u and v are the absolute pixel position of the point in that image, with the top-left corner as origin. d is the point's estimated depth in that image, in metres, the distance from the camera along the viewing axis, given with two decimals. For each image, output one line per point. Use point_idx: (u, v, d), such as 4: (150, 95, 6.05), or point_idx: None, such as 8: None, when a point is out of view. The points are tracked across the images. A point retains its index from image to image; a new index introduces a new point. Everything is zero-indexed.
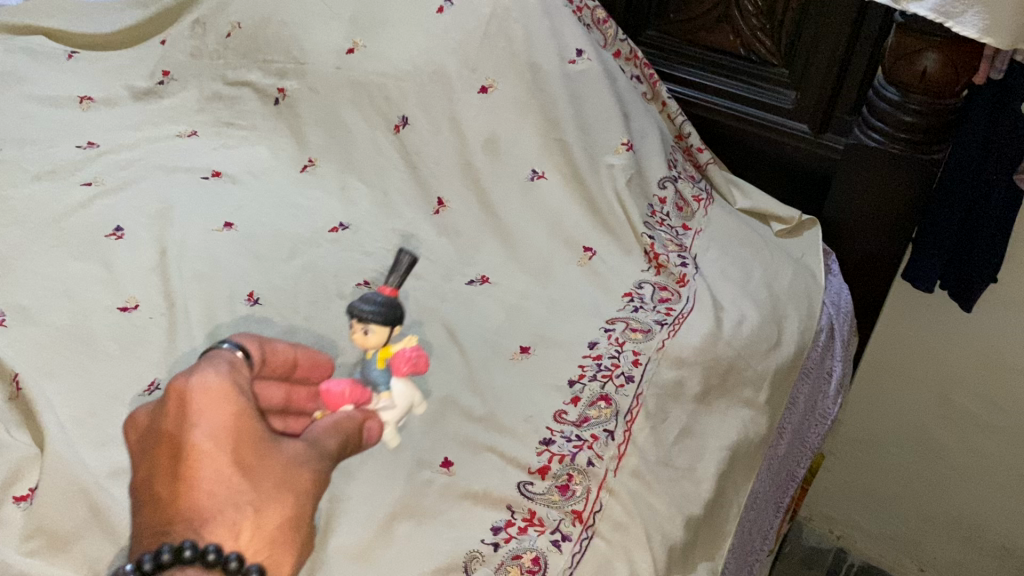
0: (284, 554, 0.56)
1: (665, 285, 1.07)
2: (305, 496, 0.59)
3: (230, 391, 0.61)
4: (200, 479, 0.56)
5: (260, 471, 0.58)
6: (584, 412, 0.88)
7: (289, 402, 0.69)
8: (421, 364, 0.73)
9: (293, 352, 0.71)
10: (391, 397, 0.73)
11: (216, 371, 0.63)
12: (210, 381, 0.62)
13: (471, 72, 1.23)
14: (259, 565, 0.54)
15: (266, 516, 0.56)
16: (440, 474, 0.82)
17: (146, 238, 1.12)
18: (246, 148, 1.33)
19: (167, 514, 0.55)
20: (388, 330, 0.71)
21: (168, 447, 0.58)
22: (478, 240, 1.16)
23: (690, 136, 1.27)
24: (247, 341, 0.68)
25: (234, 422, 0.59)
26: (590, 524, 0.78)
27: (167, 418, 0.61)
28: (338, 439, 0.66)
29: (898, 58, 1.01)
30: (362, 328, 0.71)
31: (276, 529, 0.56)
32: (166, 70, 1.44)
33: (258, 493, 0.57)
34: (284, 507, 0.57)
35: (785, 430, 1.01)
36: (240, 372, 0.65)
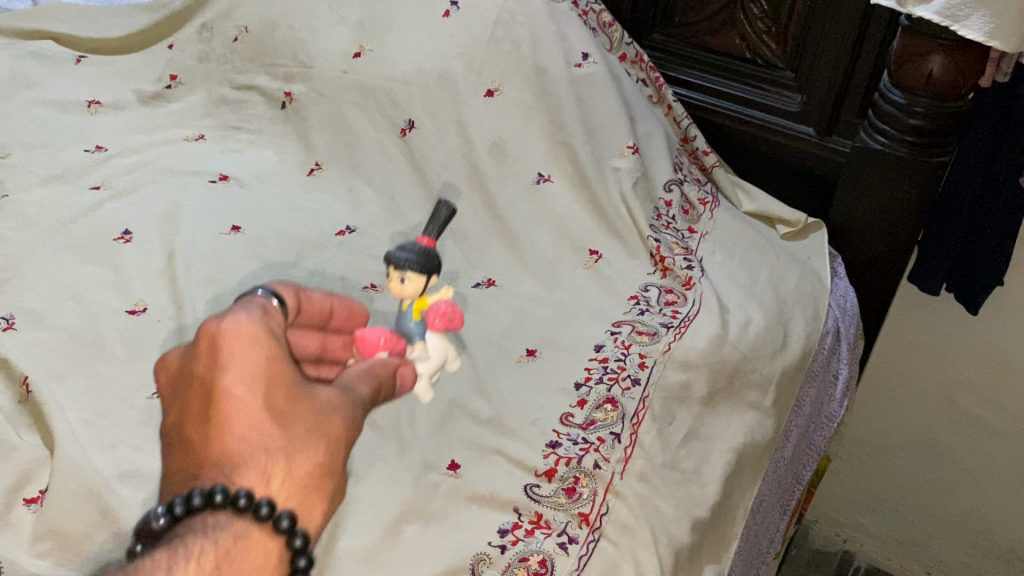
0: (316, 501, 0.55)
1: (671, 288, 1.07)
2: (339, 444, 0.57)
3: (263, 331, 0.58)
4: (232, 425, 0.54)
5: (293, 418, 0.56)
6: (591, 414, 0.88)
7: (324, 351, 0.73)
8: (455, 321, 0.76)
9: (330, 302, 0.72)
10: (426, 348, 0.76)
11: (248, 313, 0.59)
12: (242, 322, 0.58)
13: (477, 75, 1.23)
14: (290, 513, 0.52)
15: (298, 464, 0.55)
16: (446, 477, 0.82)
17: (155, 241, 1.13)
18: (253, 152, 1.33)
19: (198, 459, 0.54)
20: (424, 279, 0.72)
21: (200, 388, 0.56)
22: (484, 243, 1.16)
23: (696, 139, 1.27)
24: (283, 289, 0.66)
25: (267, 366, 0.57)
26: (596, 526, 0.79)
27: (198, 360, 0.58)
28: (373, 386, 0.64)
29: (903, 61, 1.01)
30: (399, 276, 0.71)
31: (308, 477, 0.55)
32: (173, 75, 1.45)
33: (289, 440, 0.55)
34: (316, 454, 0.55)
35: (792, 433, 1.01)
36: (273, 313, 0.62)
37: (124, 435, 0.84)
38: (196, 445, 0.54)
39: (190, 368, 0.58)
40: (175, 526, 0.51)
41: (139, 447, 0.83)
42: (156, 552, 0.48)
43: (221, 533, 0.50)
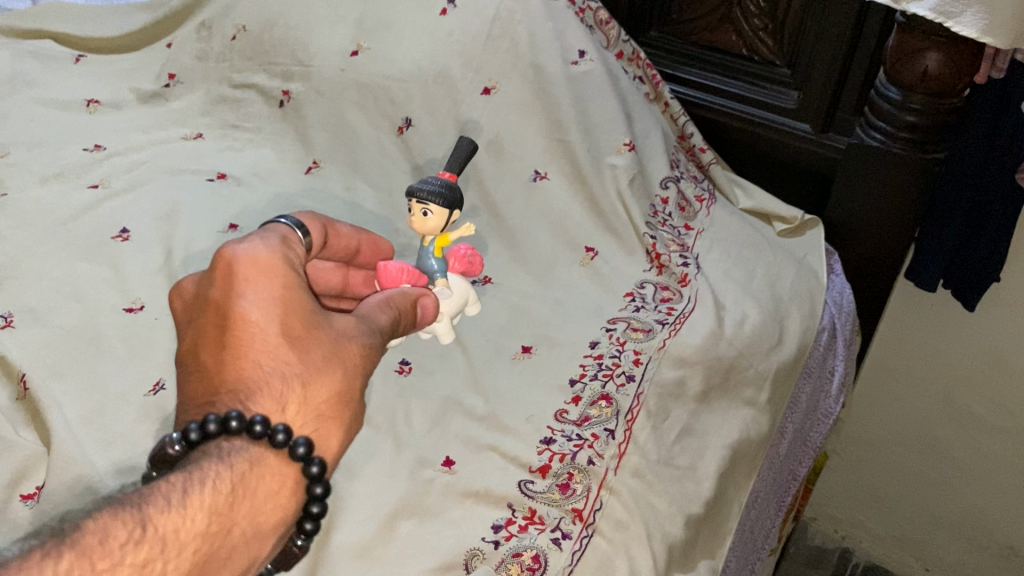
0: (329, 423, 0.64)
1: (667, 285, 1.07)
2: (352, 368, 0.66)
3: (277, 261, 0.66)
4: (253, 349, 0.62)
5: (309, 343, 0.64)
6: (585, 411, 0.89)
7: (346, 286, 0.84)
8: (474, 265, 0.88)
9: (356, 239, 0.81)
10: (448, 284, 0.87)
11: (265, 244, 0.67)
12: (259, 253, 0.66)
13: (475, 73, 1.23)
14: (305, 435, 0.61)
15: (313, 389, 0.63)
16: (441, 473, 0.82)
17: (153, 239, 1.13)
18: (252, 151, 1.34)
19: (217, 382, 0.62)
20: (447, 215, 0.84)
21: (221, 315, 0.64)
22: (481, 241, 1.17)
23: (693, 136, 1.27)
24: (310, 223, 0.74)
25: (283, 294, 0.64)
26: (590, 522, 0.79)
27: (218, 287, 0.66)
28: (390, 315, 0.72)
29: (899, 58, 1.02)
30: (424, 212, 0.83)
31: (322, 401, 0.64)
32: (171, 73, 1.46)
33: (305, 365, 0.63)
34: (330, 379, 0.64)
35: (787, 429, 1.01)
36: (291, 244, 0.70)
37: (120, 432, 0.84)
38: (218, 367, 0.63)
39: (212, 294, 0.65)
40: (192, 449, 0.59)
41: (135, 444, 0.83)
42: (173, 474, 0.55)
43: (237, 456, 0.58)
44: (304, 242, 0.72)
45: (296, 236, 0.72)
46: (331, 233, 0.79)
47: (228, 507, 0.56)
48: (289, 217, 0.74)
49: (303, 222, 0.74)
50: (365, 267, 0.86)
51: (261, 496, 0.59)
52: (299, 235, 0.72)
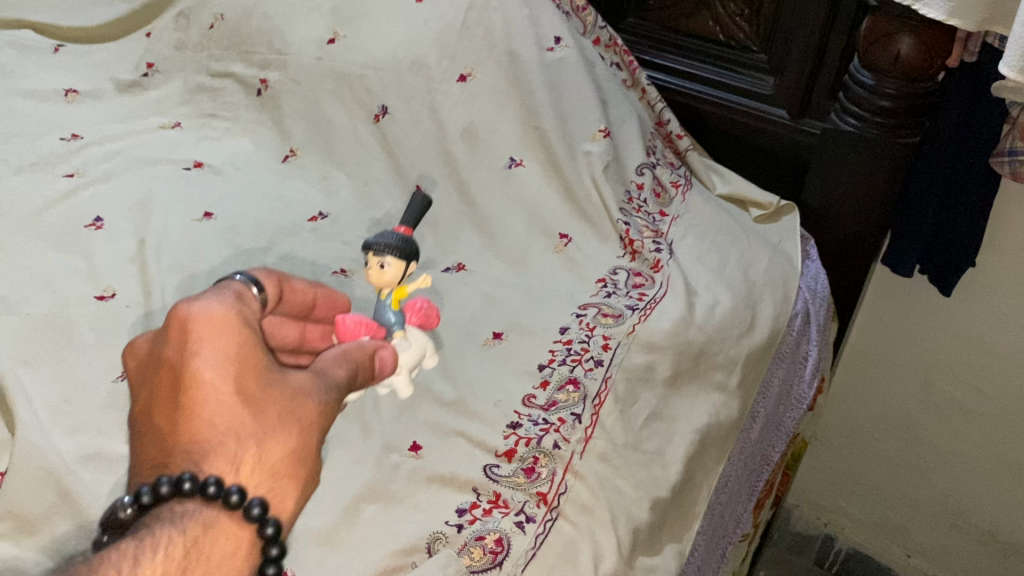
0: (288, 487, 0.56)
1: (639, 271, 1.07)
2: (311, 429, 0.58)
3: (234, 317, 0.59)
4: (205, 409, 0.55)
5: (266, 402, 0.57)
6: (553, 396, 0.89)
7: (302, 341, 0.74)
8: (431, 317, 0.77)
9: (313, 293, 0.73)
10: (406, 337, 0.75)
11: (220, 300, 0.59)
12: (214, 310, 0.59)
13: (450, 61, 1.23)
14: (261, 500, 0.54)
15: (269, 449, 0.56)
16: (407, 458, 0.82)
17: (126, 228, 1.13)
18: (229, 141, 1.34)
19: (167, 446, 0.54)
20: (404, 266, 0.72)
21: (172, 372, 0.56)
22: (455, 229, 1.17)
23: (670, 123, 1.27)
24: (264, 278, 0.66)
25: (239, 350, 0.57)
26: (554, 506, 0.79)
27: (168, 346, 0.58)
28: (349, 368, 0.63)
29: (872, 43, 1.01)
30: (379, 261, 0.72)
31: (278, 462, 0.56)
32: (150, 62, 1.45)
33: (261, 425, 0.56)
34: (287, 439, 0.57)
35: (758, 415, 1.01)
36: (247, 299, 0.62)
37: (86, 419, 0.84)
38: (168, 429, 0.55)
39: (164, 352, 0.58)
40: (142, 516, 0.51)
41: (100, 431, 0.83)
42: (121, 543, 0.48)
43: (190, 521, 0.51)
44: (258, 298, 0.64)
45: (251, 291, 0.64)
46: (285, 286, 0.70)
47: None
48: (243, 273, 0.66)
49: (257, 279, 0.66)
50: (322, 322, 0.76)
51: (217, 565, 0.51)
52: (256, 290, 0.64)
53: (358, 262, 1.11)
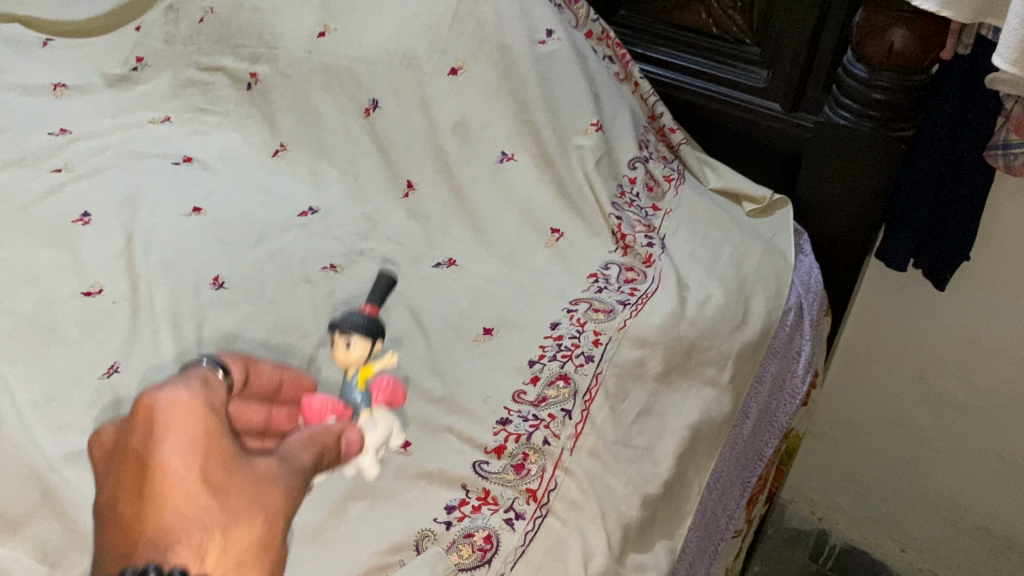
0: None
1: (631, 265, 1.06)
2: (286, 521, 0.43)
3: (201, 403, 0.45)
4: (167, 502, 0.40)
5: (233, 489, 0.42)
6: (543, 392, 0.88)
7: (270, 425, 0.58)
8: (397, 396, 0.71)
9: (278, 375, 0.60)
10: (372, 417, 0.68)
11: (187, 385, 0.46)
12: (180, 396, 0.45)
13: (441, 55, 1.22)
14: None
15: (236, 541, 0.40)
16: (397, 455, 0.81)
17: (114, 224, 1.12)
18: (219, 136, 1.33)
19: (130, 536, 0.39)
20: (371, 344, 0.69)
21: (136, 462, 0.41)
22: (446, 224, 1.16)
23: (663, 116, 1.26)
24: (229, 359, 0.54)
25: (206, 433, 0.43)
26: (544, 502, 0.78)
27: (130, 436, 0.43)
28: (315, 453, 0.49)
29: (865, 35, 1.00)
30: (345, 338, 0.69)
31: (246, 558, 0.40)
32: (140, 56, 1.43)
33: (229, 514, 0.41)
34: (258, 529, 0.41)
35: (751, 410, 1.00)
36: (213, 384, 0.48)
37: (71, 416, 0.83)
38: (134, 521, 0.39)
39: (122, 442, 0.43)
40: None
41: (84, 428, 0.82)
42: None
43: None
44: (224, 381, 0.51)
45: (217, 375, 0.50)
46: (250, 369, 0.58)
47: None
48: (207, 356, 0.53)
49: (222, 359, 0.53)
50: (287, 411, 0.62)
51: None
52: (220, 372, 0.51)
53: (347, 257, 1.10)
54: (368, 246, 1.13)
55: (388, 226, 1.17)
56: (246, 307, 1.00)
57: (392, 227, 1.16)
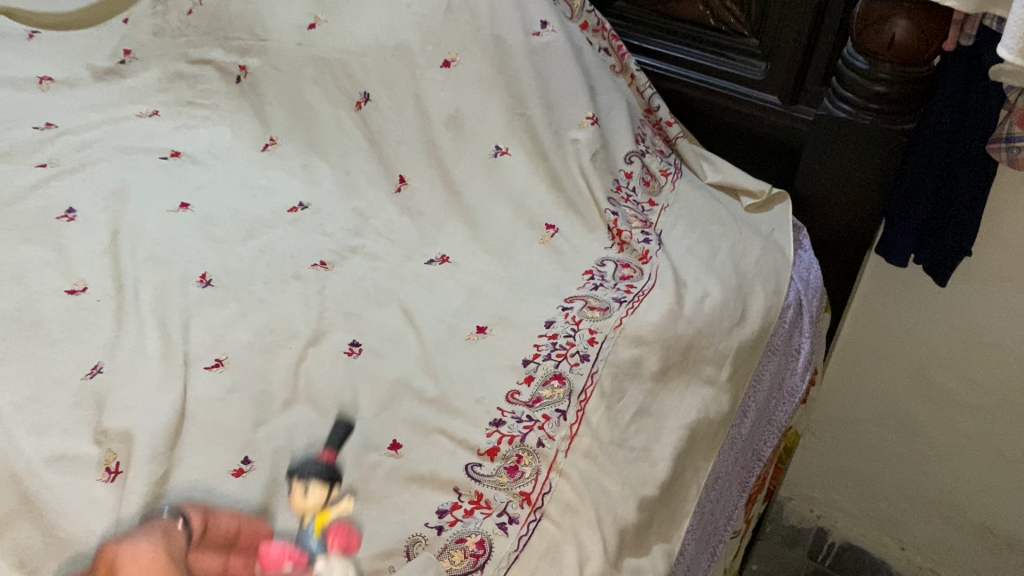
0: None
1: (627, 262, 1.04)
2: None
3: (161, 554, 0.60)
4: None
5: None
6: (537, 392, 0.86)
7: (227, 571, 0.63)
8: (354, 541, 0.67)
9: (236, 521, 0.67)
10: (331, 561, 0.63)
11: (149, 538, 0.61)
12: (142, 550, 0.60)
13: (434, 46, 1.19)
14: None
15: None
16: (387, 457, 0.80)
17: (100, 219, 1.10)
18: (208, 130, 1.30)
19: None
20: (326, 491, 0.68)
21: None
22: (440, 219, 1.15)
23: (660, 109, 1.23)
24: (189, 511, 0.66)
25: None
26: (538, 506, 0.76)
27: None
28: None
29: (866, 26, 0.98)
30: (302, 487, 0.68)
31: None
32: (127, 49, 1.41)
33: None
34: None
35: (749, 409, 0.98)
36: (174, 534, 0.63)
37: (52, 418, 0.81)
38: None
39: None
40: None
41: (67, 430, 0.80)
42: None
43: None
44: (186, 531, 0.64)
45: (178, 526, 0.64)
46: (207, 518, 0.66)
47: None
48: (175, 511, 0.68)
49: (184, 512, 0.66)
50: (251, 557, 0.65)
51: None
52: (181, 524, 0.64)
53: (338, 253, 1.08)
54: (360, 242, 1.11)
55: (380, 222, 1.15)
56: (234, 306, 0.98)
57: (384, 223, 1.15)
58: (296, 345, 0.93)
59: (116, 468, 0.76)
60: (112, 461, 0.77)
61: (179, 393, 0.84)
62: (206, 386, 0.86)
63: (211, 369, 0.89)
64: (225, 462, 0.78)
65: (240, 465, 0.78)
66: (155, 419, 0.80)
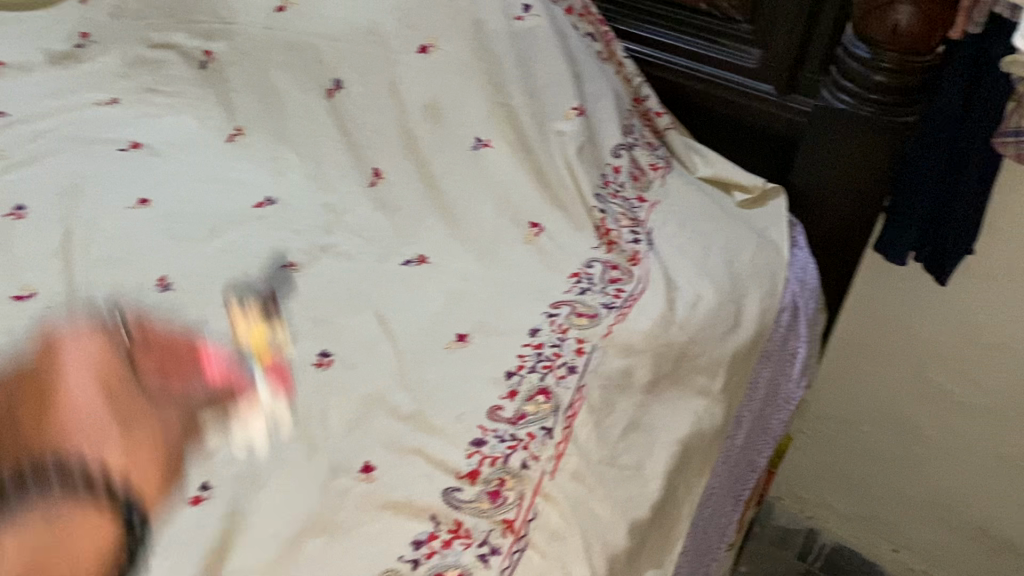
0: (144, 461, 0.73)
1: (616, 263, 0.98)
2: (169, 433, 0.77)
3: (101, 350, 0.83)
4: (68, 418, 0.75)
5: (120, 399, 0.78)
6: (521, 408, 0.80)
7: (165, 375, 0.82)
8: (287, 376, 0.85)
9: (175, 333, 0.88)
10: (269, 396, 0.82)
11: (89, 346, 0.83)
12: (82, 351, 0.82)
13: (411, 30, 1.12)
14: (120, 482, 0.71)
15: (135, 434, 0.75)
16: (358, 481, 0.74)
17: (52, 218, 1.03)
18: (170, 119, 1.20)
19: (37, 431, 0.74)
20: (265, 326, 0.90)
21: (40, 385, 0.78)
22: (418, 216, 1.07)
23: (649, 99, 1.18)
24: (129, 324, 0.88)
25: (99, 371, 0.80)
26: (522, 534, 0.70)
27: (23, 401, 0.77)
28: (209, 395, 0.81)
29: (868, 13, 0.92)
30: (245, 315, 0.91)
31: (150, 460, 0.74)
32: (84, 32, 1.34)
33: (126, 438, 0.75)
34: (145, 432, 0.76)
35: (744, 419, 0.93)
36: (110, 343, 0.84)
37: None
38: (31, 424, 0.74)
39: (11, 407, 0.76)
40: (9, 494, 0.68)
41: None
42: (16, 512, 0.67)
43: (57, 509, 0.68)
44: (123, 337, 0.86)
45: (116, 334, 0.86)
46: (144, 335, 0.87)
47: (53, 542, 0.65)
48: (113, 323, 0.88)
49: (117, 325, 0.87)
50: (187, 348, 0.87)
51: (76, 552, 0.65)
52: (123, 341, 0.85)
53: (308, 254, 1.02)
54: (331, 241, 1.04)
55: (353, 217, 1.08)
56: (194, 312, 0.91)
57: (358, 220, 1.07)
58: (260, 355, 0.87)
59: None
60: None
61: (133, 413, 0.78)
62: (165, 402, 0.79)
63: None
64: (183, 489, 0.73)
65: (198, 492, 0.73)
66: (105, 444, 0.74)
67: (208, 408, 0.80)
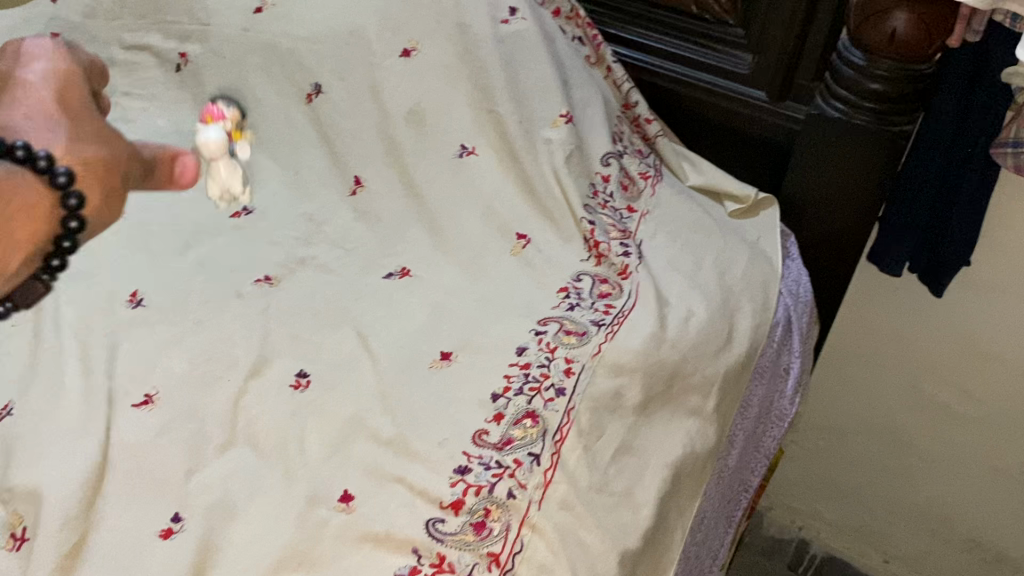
0: (113, 194, 0.54)
1: (606, 277, 0.95)
2: (127, 155, 0.56)
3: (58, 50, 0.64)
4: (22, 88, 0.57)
5: (80, 111, 0.57)
6: (508, 432, 0.77)
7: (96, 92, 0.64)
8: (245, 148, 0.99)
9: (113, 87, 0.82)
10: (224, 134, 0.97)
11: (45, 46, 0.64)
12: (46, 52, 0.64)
13: (393, 33, 1.08)
14: (91, 195, 0.52)
15: (94, 144, 0.55)
16: (336, 512, 0.71)
17: None
18: (147, 124, 1.20)
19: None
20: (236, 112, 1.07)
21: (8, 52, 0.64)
22: (400, 226, 1.05)
23: (638, 105, 1.14)
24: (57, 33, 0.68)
25: (65, 69, 0.61)
26: (508, 568, 0.68)
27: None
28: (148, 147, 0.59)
29: (863, 19, 0.89)
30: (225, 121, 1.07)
31: (101, 163, 0.54)
32: (53, 32, 1.24)
33: (76, 130, 0.55)
34: (103, 151, 0.54)
35: (737, 438, 0.90)
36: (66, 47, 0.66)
37: None
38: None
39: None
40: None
41: None
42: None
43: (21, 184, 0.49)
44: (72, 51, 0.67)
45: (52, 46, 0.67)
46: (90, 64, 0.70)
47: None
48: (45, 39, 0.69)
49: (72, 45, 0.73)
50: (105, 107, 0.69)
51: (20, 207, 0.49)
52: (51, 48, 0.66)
53: (286, 266, 0.99)
54: (310, 253, 1.01)
55: (333, 227, 1.04)
56: (169, 329, 0.88)
57: (338, 229, 1.04)
58: (234, 376, 0.83)
59: (22, 533, 0.69)
60: (18, 525, 0.69)
61: (100, 439, 0.75)
62: (132, 429, 0.77)
63: (139, 407, 0.79)
64: (153, 522, 0.70)
65: (169, 525, 0.70)
66: (69, 474, 0.72)
67: (140, 181, 0.57)
